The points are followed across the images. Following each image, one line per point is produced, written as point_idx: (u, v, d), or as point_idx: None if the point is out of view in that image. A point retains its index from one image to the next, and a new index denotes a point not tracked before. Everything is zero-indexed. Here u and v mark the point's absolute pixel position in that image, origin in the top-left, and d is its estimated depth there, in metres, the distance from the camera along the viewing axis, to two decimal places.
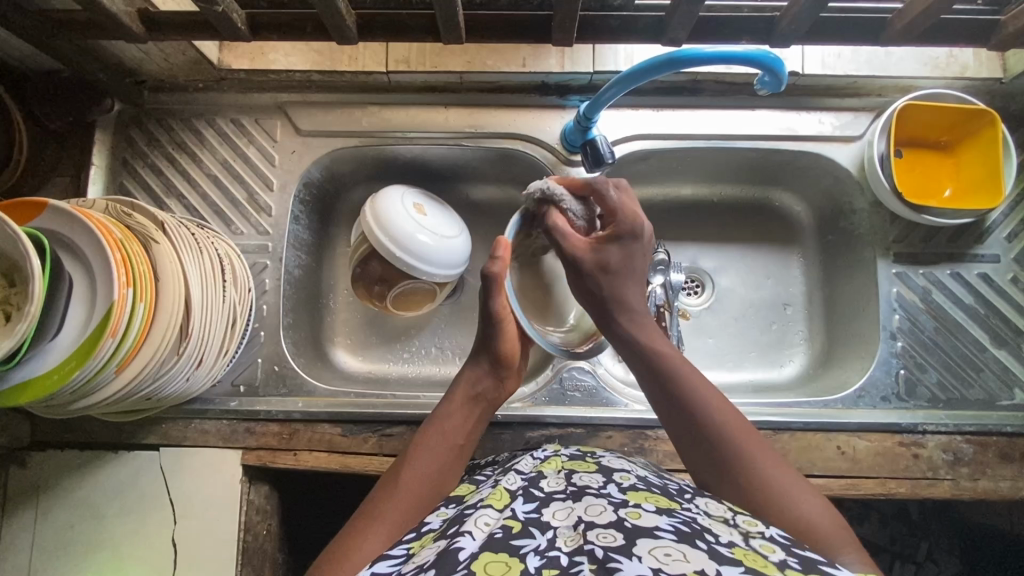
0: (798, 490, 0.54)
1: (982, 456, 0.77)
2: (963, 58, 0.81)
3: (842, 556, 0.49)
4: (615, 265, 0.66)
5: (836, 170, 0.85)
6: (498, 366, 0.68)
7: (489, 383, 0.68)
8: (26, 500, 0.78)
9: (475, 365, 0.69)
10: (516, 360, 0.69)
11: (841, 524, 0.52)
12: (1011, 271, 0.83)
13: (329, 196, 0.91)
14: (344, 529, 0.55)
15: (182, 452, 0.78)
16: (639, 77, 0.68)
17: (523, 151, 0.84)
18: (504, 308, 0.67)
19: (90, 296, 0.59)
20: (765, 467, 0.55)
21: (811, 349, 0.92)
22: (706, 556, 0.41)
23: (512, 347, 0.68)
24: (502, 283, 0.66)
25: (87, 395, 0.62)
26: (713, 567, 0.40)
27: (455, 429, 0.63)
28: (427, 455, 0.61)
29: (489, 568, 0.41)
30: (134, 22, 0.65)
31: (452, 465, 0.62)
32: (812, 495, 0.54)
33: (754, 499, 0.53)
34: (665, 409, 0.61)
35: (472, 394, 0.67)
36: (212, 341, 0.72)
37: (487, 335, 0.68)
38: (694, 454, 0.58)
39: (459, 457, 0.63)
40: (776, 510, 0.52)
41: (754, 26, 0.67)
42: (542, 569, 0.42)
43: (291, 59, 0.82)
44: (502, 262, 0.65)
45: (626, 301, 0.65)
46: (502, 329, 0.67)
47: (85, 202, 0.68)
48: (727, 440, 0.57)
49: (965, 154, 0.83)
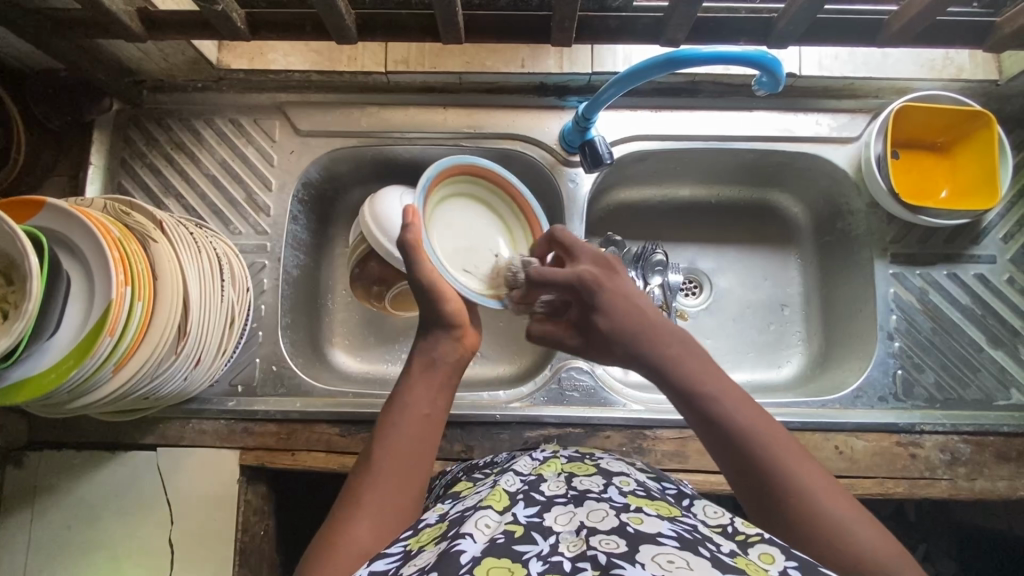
0: (850, 514, 0.49)
1: (979, 455, 0.77)
2: (959, 60, 0.82)
3: None
4: (607, 330, 0.61)
5: (833, 172, 0.85)
6: (448, 327, 0.66)
7: (446, 347, 0.65)
8: (22, 500, 0.77)
9: (427, 333, 0.66)
10: (464, 320, 0.66)
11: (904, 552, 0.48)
12: (1007, 272, 0.84)
13: (328, 196, 0.91)
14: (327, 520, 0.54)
15: (179, 453, 0.78)
16: (637, 77, 0.68)
17: (521, 151, 0.84)
18: (435, 275, 0.65)
19: (88, 295, 0.59)
20: (816, 493, 0.49)
21: (808, 350, 0.92)
22: (708, 564, 0.41)
23: (456, 309, 0.66)
24: (420, 249, 0.65)
25: (84, 394, 0.62)
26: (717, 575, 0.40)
27: (417, 400, 0.61)
28: (397, 441, 0.58)
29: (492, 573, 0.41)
30: (134, 22, 0.65)
31: (427, 433, 0.59)
32: (869, 523, 0.48)
33: (803, 529, 0.48)
34: (701, 427, 0.55)
35: (430, 364, 0.64)
36: (210, 340, 0.72)
37: (427, 303, 0.66)
38: (739, 480, 0.52)
39: (430, 432, 0.60)
40: (829, 544, 0.47)
41: (751, 28, 0.67)
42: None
43: (290, 60, 0.82)
44: (415, 229, 0.64)
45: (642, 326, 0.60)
46: (442, 295, 0.65)
47: (84, 201, 0.68)
48: (773, 464, 0.51)
49: (960, 155, 0.83)
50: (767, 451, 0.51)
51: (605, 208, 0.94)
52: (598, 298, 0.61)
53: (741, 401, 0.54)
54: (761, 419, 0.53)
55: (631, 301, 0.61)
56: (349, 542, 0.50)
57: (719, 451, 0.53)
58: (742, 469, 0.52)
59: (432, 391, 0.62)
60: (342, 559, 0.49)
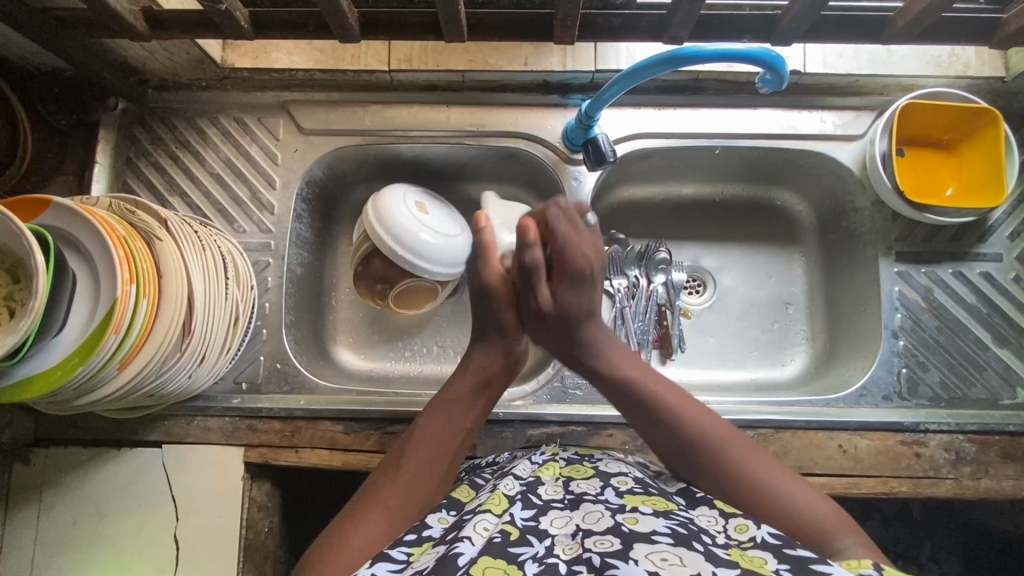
0: (786, 484, 0.54)
1: (985, 455, 0.77)
2: (966, 56, 0.81)
3: (839, 543, 0.49)
4: (583, 309, 0.65)
5: (837, 169, 0.85)
6: (511, 342, 0.66)
7: (496, 359, 0.65)
8: (28, 497, 0.78)
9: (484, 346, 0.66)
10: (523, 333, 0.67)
11: (842, 514, 0.53)
12: (1014, 270, 0.83)
13: (331, 194, 0.91)
14: (346, 509, 0.55)
15: (184, 450, 0.79)
16: (641, 75, 0.67)
17: (523, 149, 0.85)
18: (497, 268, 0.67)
19: (93, 294, 0.60)
20: (732, 450, 0.56)
21: (813, 348, 0.92)
22: (702, 559, 0.41)
23: (515, 317, 0.66)
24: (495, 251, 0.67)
25: (91, 391, 0.62)
26: (710, 570, 0.40)
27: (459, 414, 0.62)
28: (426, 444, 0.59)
29: (488, 573, 0.41)
30: (138, 21, 0.65)
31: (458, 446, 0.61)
32: (791, 480, 0.55)
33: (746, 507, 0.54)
34: (642, 423, 0.61)
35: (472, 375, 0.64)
36: (215, 339, 0.72)
37: (487, 308, 0.66)
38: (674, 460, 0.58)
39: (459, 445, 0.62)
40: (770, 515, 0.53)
41: (756, 24, 0.67)
42: None
43: (294, 59, 0.82)
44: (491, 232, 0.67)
45: (589, 332, 0.65)
46: (507, 301, 0.65)
47: (88, 199, 0.68)
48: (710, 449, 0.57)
49: (966, 152, 0.83)
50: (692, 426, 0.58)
51: (609, 205, 0.94)
52: (586, 284, 0.65)
53: (669, 388, 0.61)
54: (698, 410, 0.59)
55: (585, 311, 0.65)
56: (364, 538, 0.51)
57: (630, 411, 0.61)
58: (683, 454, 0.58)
59: (471, 406, 0.63)
60: (355, 548, 0.50)
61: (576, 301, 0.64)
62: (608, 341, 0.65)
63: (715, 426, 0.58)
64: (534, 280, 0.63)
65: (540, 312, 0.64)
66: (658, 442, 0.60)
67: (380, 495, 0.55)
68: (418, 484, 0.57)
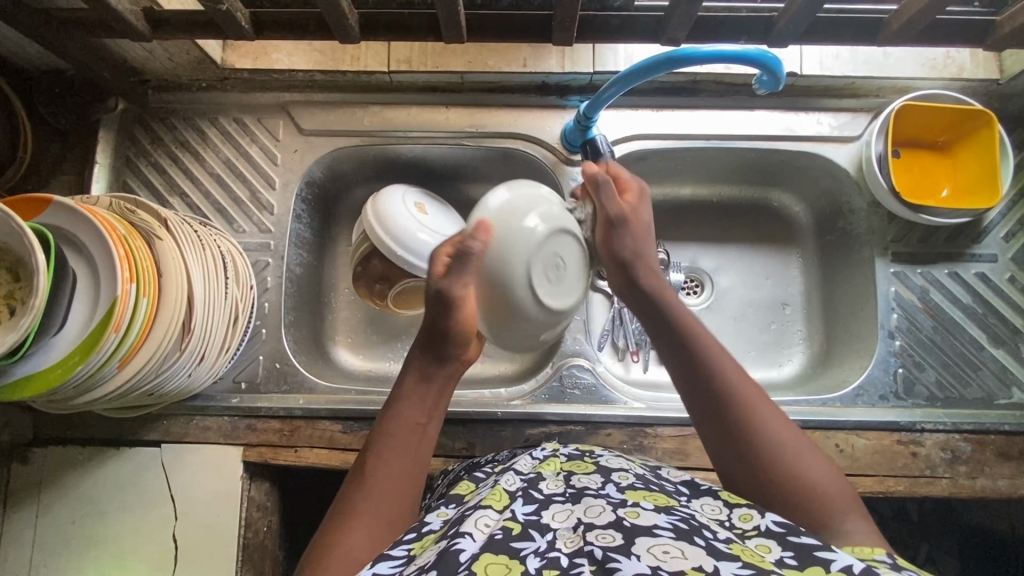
0: (812, 468, 0.53)
1: (980, 454, 0.77)
2: (961, 59, 0.82)
3: (845, 527, 0.50)
4: (635, 250, 0.67)
5: (834, 170, 0.85)
6: (455, 347, 0.63)
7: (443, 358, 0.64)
8: (27, 497, 0.78)
9: (425, 354, 0.63)
10: (472, 336, 0.64)
11: (857, 505, 0.52)
12: (1009, 271, 0.84)
13: (331, 194, 0.91)
14: (323, 524, 0.54)
15: (183, 449, 0.79)
16: (639, 76, 0.68)
17: (522, 150, 0.85)
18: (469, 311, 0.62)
19: (94, 293, 0.60)
20: (767, 426, 0.55)
21: (810, 349, 0.92)
22: (703, 552, 0.42)
23: (468, 324, 0.63)
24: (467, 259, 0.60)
25: (90, 389, 0.62)
26: (711, 563, 0.40)
27: (414, 411, 0.61)
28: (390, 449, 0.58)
29: (490, 569, 0.42)
30: (140, 21, 0.66)
31: (423, 446, 0.60)
32: (819, 466, 0.53)
33: (766, 485, 0.53)
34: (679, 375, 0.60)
35: (427, 375, 0.63)
36: (214, 338, 0.72)
37: (436, 316, 0.62)
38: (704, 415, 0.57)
39: (424, 443, 0.61)
40: (787, 500, 0.52)
41: (752, 26, 0.68)
42: (543, 570, 0.42)
43: (294, 59, 0.83)
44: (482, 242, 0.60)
45: (650, 284, 0.66)
46: (459, 312, 0.62)
47: (88, 199, 0.69)
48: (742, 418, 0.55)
49: (962, 154, 0.84)
50: (730, 390, 0.57)
51: None
52: (643, 233, 0.68)
53: (716, 350, 0.59)
54: (741, 376, 0.58)
55: (647, 227, 0.69)
56: (344, 550, 0.50)
57: (672, 360, 0.60)
58: (714, 416, 0.56)
59: (428, 400, 0.62)
60: (339, 563, 0.49)
61: (645, 214, 0.69)
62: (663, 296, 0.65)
63: (753, 394, 0.57)
64: (608, 193, 0.66)
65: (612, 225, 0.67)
66: (691, 396, 0.58)
67: (354, 507, 0.54)
68: (390, 490, 0.56)
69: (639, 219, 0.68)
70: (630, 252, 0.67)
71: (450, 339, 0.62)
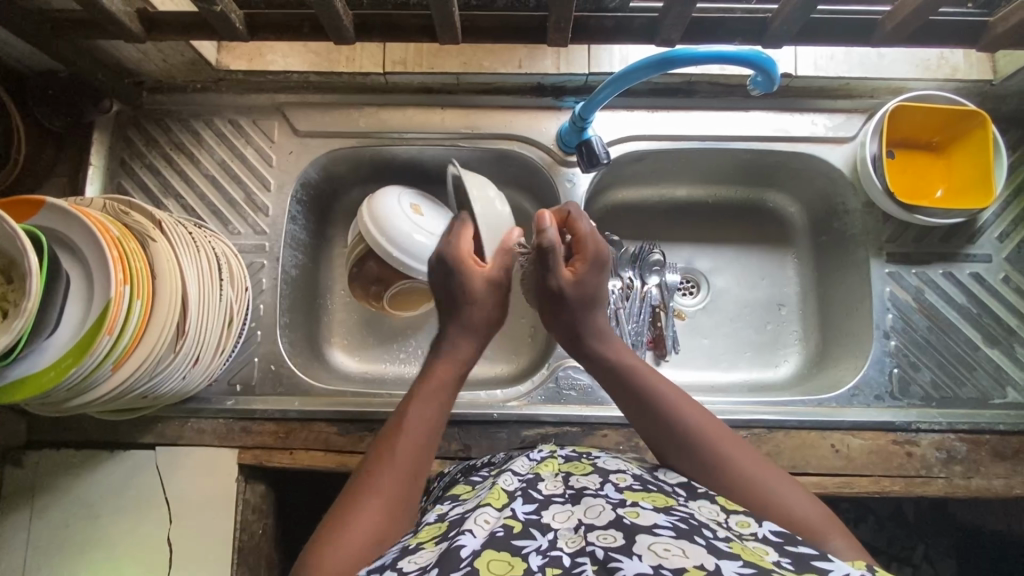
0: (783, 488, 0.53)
1: (975, 454, 0.77)
2: (955, 60, 0.82)
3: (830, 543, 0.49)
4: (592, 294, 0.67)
5: (829, 171, 0.86)
6: (470, 314, 0.65)
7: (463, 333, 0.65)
8: (21, 500, 0.78)
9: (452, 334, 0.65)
10: (488, 302, 0.66)
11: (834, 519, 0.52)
12: (1003, 271, 0.84)
13: (326, 196, 0.91)
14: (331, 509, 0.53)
15: (178, 451, 0.78)
16: (633, 77, 0.68)
17: (517, 151, 0.85)
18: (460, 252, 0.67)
19: (88, 295, 0.60)
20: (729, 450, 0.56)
21: (806, 349, 0.92)
22: (705, 551, 0.41)
23: (479, 284, 0.66)
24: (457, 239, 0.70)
25: (83, 392, 0.62)
26: (713, 562, 0.40)
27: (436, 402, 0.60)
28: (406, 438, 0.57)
29: (492, 566, 0.42)
30: (134, 23, 0.66)
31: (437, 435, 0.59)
32: (788, 484, 0.54)
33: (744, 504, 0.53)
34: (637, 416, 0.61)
35: (452, 352, 0.64)
36: (208, 340, 0.72)
37: (445, 274, 0.67)
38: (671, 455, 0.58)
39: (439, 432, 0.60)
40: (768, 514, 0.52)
41: (747, 27, 0.68)
42: (545, 568, 0.42)
43: (288, 60, 0.82)
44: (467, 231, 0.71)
45: (593, 332, 0.66)
46: (466, 269, 0.66)
47: (83, 200, 0.69)
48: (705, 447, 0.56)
49: (956, 154, 0.84)
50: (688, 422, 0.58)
51: (603, 207, 0.95)
52: (594, 302, 0.67)
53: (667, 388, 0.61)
54: (695, 409, 0.59)
55: (595, 296, 0.67)
56: (356, 541, 0.49)
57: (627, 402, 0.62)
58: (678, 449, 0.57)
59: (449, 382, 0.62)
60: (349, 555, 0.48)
61: (593, 283, 0.67)
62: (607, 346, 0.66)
63: (709, 422, 0.58)
64: (551, 264, 0.65)
65: (558, 291, 0.66)
66: (653, 436, 0.60)
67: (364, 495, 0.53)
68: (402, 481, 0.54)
69: (588, 300, 0.67)
70: (581, 309, 0.66)
71: (464, 302, 0.65)
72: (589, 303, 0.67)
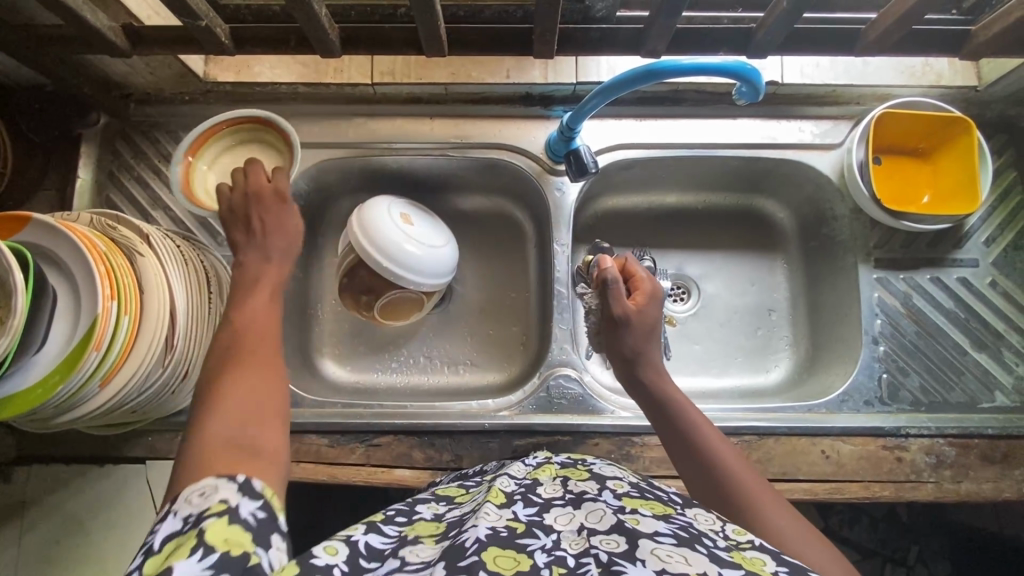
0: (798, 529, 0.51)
1: (964, 458, 0.78)
2: (939, 66, 0.84)
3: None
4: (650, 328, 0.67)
5: (816, 178, 0.86)
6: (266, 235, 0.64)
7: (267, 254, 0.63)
8: (10, 516, 0.77)
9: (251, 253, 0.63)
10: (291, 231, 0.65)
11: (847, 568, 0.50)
12: (990, 275, 0.84)
13: (316, 206, 0.91)
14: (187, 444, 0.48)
15: (168, 464, 0.78)
16: (621, 88, 0.68)
17: (507, 160, 0.85)
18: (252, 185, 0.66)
19: (75, 311, 0.60)
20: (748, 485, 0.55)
21: (796, 355, 0.92)
22: (707, 559, 0.41)
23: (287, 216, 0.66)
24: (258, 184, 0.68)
25: (71, 409, 0.62)
26: (715, 570, 0.40)
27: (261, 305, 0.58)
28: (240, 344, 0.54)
29: (499, 562, 0.41)
30: (119, 37, 0.66)
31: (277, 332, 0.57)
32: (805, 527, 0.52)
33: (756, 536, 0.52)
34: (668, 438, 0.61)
35: (262, 260, 0.62)
36: (198, 354, 0.72)
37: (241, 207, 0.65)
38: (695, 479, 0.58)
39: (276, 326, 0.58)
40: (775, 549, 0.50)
41: (732, 37, 0.68)
42: (551, 566, 0.42)
43: (275, 72, 0.84)
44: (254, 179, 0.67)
45: (642, 355, 0.66)
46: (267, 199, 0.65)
47: (69, 216, 0.68)
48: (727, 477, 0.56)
49: (942, 161, 0.84)
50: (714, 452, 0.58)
51: (593, 214, 0.95)
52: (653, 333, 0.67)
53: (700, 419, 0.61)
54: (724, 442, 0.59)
55: (654, 329, 0.67)
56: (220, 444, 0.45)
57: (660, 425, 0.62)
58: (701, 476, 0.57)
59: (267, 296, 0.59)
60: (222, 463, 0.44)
61: (653, 314, 0.68)
62: (655, 377, 0.64)
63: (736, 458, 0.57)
64: (614, 292, 0.66)
65: (621, 319, 0.66)
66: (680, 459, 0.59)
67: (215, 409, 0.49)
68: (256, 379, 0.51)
69: (648, 336, 0.67)
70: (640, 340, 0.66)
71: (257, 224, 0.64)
72: (649, 336, 0.67)
